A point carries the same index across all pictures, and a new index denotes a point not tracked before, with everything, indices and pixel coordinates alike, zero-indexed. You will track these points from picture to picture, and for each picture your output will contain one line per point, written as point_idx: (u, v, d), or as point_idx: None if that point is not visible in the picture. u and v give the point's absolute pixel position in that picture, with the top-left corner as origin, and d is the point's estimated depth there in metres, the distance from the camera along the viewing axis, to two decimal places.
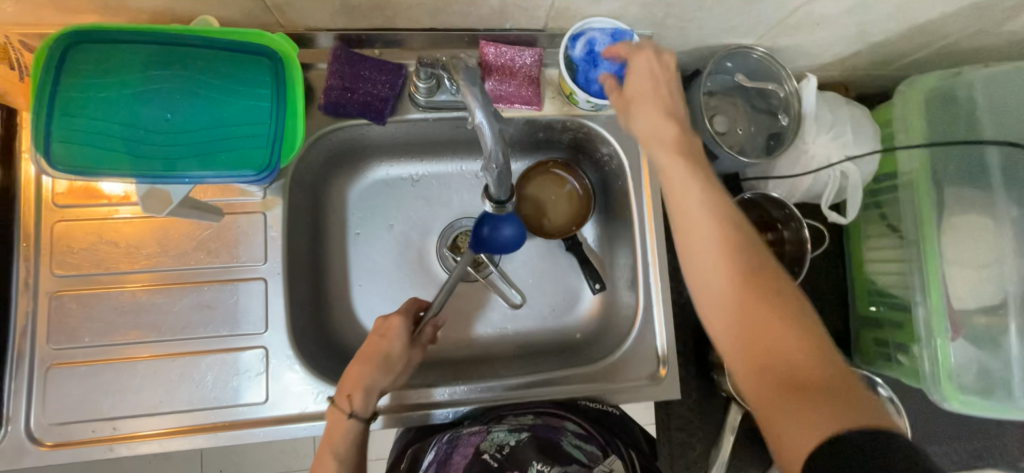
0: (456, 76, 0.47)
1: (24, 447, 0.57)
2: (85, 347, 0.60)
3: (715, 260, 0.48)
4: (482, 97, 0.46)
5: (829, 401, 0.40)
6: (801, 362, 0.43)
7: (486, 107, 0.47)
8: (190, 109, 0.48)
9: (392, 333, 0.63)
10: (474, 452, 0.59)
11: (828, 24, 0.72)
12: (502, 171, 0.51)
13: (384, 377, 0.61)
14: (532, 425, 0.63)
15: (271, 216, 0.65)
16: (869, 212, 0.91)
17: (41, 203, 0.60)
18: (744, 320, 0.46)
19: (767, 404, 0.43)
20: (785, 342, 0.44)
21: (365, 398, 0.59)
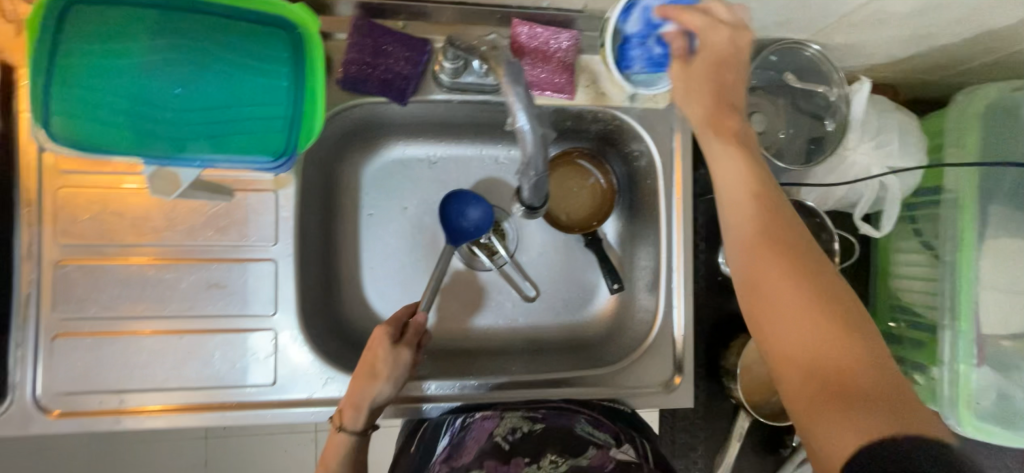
0: (500, 72, 0.50)
1: (31, 414, 0.57)
2: (92, 318, 0.59)
3: (771, 266, 0.47)
4: (525, 99, 0.50)
5: (889, 408, 0.39)
6: (858, 370, 0.42)
7: (526, 103, 0.51)
8: (200, 84, 0.47)
9: (376, 343, 0.61)
10: (487, 438, 0.61)
11: (892, 23, 0.67)
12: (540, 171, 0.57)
13: (371, 387, 0.59)
14: (544, 416, 0.65)
15: (283, 196, 0.62)
16: (903, 226, 0.87)
17: (44, 166, 0.57)
18: (802, 321, 0.44)
19: (813, 411, 0.43)
20: (842, 348, 0.43)
21: (358, 412, 0.59)
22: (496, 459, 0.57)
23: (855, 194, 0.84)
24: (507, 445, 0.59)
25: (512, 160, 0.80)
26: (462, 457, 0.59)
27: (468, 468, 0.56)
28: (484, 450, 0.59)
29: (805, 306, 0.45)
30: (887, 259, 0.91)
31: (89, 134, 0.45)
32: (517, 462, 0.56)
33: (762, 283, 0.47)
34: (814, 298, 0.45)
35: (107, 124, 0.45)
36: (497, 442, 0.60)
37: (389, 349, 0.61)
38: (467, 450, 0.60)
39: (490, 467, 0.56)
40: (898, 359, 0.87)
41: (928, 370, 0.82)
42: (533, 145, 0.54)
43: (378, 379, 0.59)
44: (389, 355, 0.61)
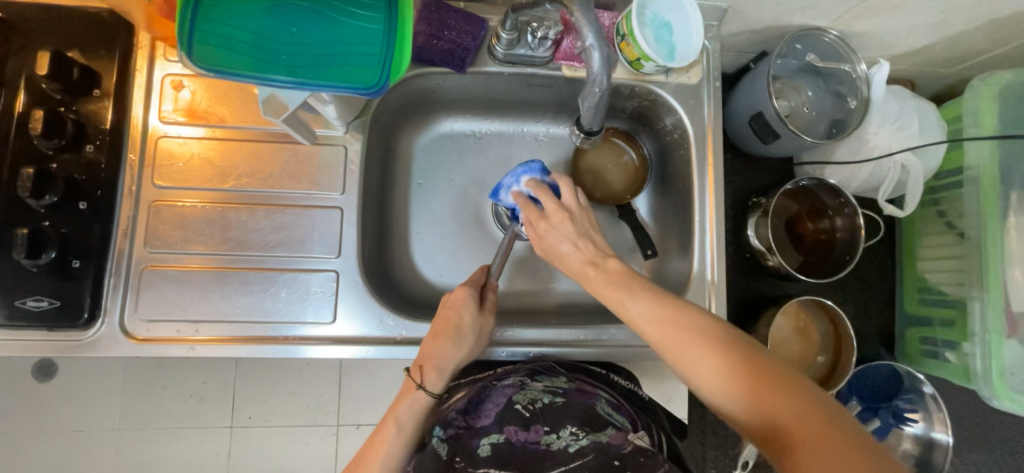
0: (572, 4, 0.56)
1: (119, 337, 0.63)
2: (176, 253, 0.65)
3: (680, 337, 0.54)
4: (595, 25, 0.56)
5: (825, 447, 0.43)
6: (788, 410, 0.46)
7: (596, 32, 0.57)
8: (312, 25, 0.49)
9: (461, 305, 0.66)
10: (507, 403, 0.63)
11: (908, 8, 0.72)
12: (604, 94, 0.60)
13: (459, 350, 0.65)
14: (566, 390, 0.65)
15: (351, 151, 0.69)
16: (927, 210, 0.90)
17: (149, 118, 0.66)
18: (724, 375, 0.50)
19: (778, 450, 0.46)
20: (764, 390, 0.48)
21: (439, 372, 0.64)
22: (518, 425, 0.59)
23: (879, 177, 0.87)
24: (527, 412, 0.61)
25: (551, 137, 0.86)
26: (480, 418, 0.62)
27: (488, 432, 0.59)
28: (503, 415, 0.61)
29: (715, 362, 0.51)
30: (913, 244, 0.92)
31: (212, 58, 0.46)
32: (537, 431, 0.58)
33: (680, 355, 0.54)
34: (722, 353, 0.51)
35: (230, 51, 0.47)
36: (517, 408, 0.62)
37: (475, 314, 0.67)
38: (485, 413, 0.62)
39: (510, 432, 0.58)
40: (928, 339, 0.89)
41: (960, 347, 0.84)
42: (601, 64, 0.58)
43: (465, 344, 0.65)
44: (475, 319, 0.66)
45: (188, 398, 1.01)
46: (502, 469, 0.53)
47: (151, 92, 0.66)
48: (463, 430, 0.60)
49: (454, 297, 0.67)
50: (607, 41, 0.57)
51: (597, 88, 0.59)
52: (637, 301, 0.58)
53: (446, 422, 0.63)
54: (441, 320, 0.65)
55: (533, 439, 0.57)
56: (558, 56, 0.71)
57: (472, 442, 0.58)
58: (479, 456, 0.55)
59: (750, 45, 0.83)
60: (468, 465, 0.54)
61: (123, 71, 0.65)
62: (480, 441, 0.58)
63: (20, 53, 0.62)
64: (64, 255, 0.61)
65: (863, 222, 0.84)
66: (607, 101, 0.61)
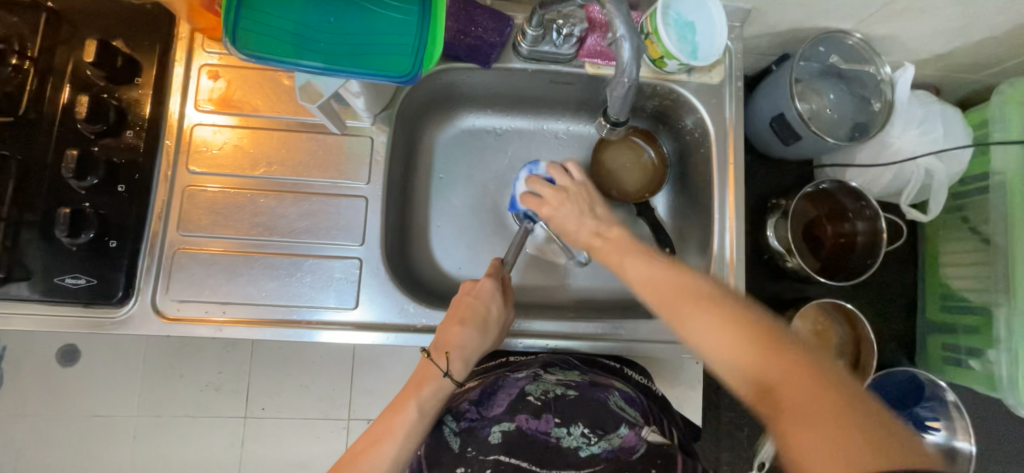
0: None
1: (150, 316, 0.65)
2: (207, 236, 0.67)
3: (685, 303, 0.51)
4: (626, 17, 0.55)
5: (820, 427, 0.39)
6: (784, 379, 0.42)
7: (627, 24, 0.55)
8: (349, 15, 0.51)
9: (483, 292, 0.68)
10: (519, 393, 0.63)
11: (934, 12, 0.72)
12: (631, 86, 0.59)
13: (484, 340, 0.66)
14: (578, 383, 0.66)
15: (377, 142, 0.71)
16: (950, 215, 0.89)
17: (185, 106, 0.68)
18: (723, 339, 0.47)
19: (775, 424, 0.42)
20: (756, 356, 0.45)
21: (464, 362, 0.65)
22: (529, 414, 0.61)
23: (901, 181, 0.87)
24: (538, 402, 0.62)
25: (571, 135, 0.87)
26: (492, 407, 0.63)
27: (499, 420, 0.61)
28: (516, 404, 0.62)
29: (717, 327, 0.48)
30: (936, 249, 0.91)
31: (254, 46, 0.48)
32: (548, 421, 0.60)
33: (680, 321, 0.51)
34: (721, 317, 0.48)
35: (271, 40, 0.49)
36: (529, 399, 0.62)
37: (500, 306, 0.68)
38: (497, 403, 0.63)
39: (522, 421, 0.60)
40: (951, 346, 0.88)
41: (983, 354, 0.82)
42: (630, 55, 0.56)
43: (489, 334, 0.67)
44: (501, 311, 0.68)
45: (206, 386, 1.03)
46: (512, 457, 0.57)
47: (188, 83, 0.69)
48: (475, 421, 0.62)
49: (479, 287, 0.68)
50: (638, 32, 0.56)
51: (625, 80, 0.59)
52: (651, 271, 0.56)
53: (458, 412, 0.64)
54: (464, 307, 0.66)
55: (544, 429, 0.59)
56: (581, 53, 0.72)
57: (483, 431, 0.60)
58: (489, 443, 0.59)
59: (772, 47, 0.84)
60: (479, 453, 0.58)
61: (164, 60, 0.68)
62: (491, 428, 0.60)
63: (67, 43, 0.65)
64: (102, 235, 0.63)
65: (885, 225, 0.83)
66: (634, 96, 0.61)
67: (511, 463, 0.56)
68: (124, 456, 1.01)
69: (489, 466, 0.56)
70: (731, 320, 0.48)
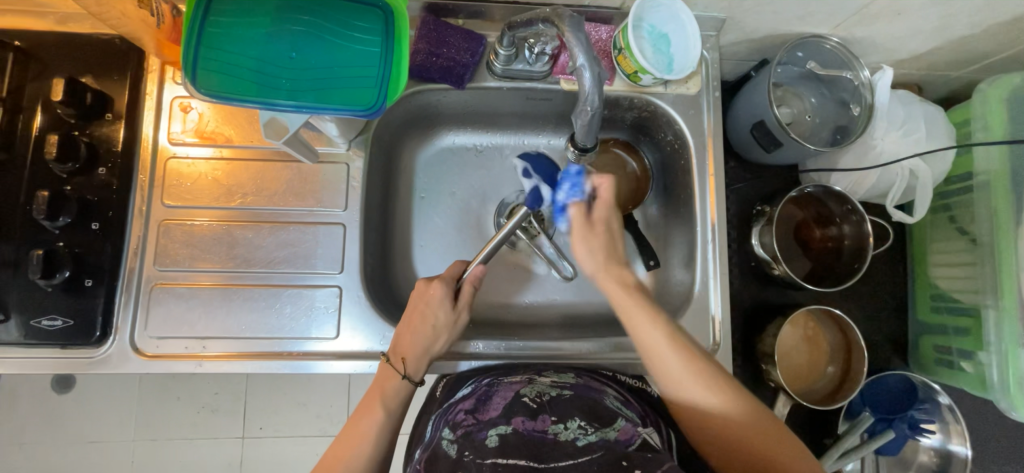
0: (562, 24, 0.56)
1: (128, 354, 0.64)
2: (184, 271, 0.66)
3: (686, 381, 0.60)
4: (586, 43, 0.55)
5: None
6: (767, 445, 0.56)
7: (587, 50, 0.56)
8: (311, 49, 0.51)
9: (434, 300, 0.66)
10: (514, 396, 0.62)
11: (909, 14, 0.72)
12: (596, 115, 0.58)
13: (439, 343, 0.66)
14: (573, 385, 0.66)
15: (353, 168, 0.71)
16: (937, 216, 0.88)
17: (157, 139, 0.68)
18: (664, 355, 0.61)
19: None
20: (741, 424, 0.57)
21: (422, 362, 0.65)
22: (525, 416, 0.58)
23: (886, 183, 0.86)
24: (534, 403, 0.61)
25: (553, 148, 0.87)
26: (488, 412, 0.60)
27: (495, 423, 0.58)
28: (511, 407, 0.60)
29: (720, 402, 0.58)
30: (922, 248, 0.91)
31: (217, 86, 0.48)
32: (544, 420, 0.58)
33: (688, 398, 0.60)
34: (718, 396, 0.59)
35: (235, 79, 0.49)
36: (524, 401, 0.61)
37: (450, 311, 0.67)
38: (493, 407, 0.61)
39: (518, 422, 0.57)
40: (942, 347, 0.87)
41: (975, 355, 0.82)
42: (591, 83, 0.56)
43: (443, 338, 0.67)
44: (450, 315, 0.67)
45: (202, 408, 1.02)
46: (508, 458, 0.52)
47: (158, 117, 0.68)
48: (471, 426, 0.58)
49: (432, 292, 0.67)
50: (598, 59, 0.56)
51: (589, 108, 0.58)
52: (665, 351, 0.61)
53: (455, 422, 0.60)
54: (417, 313, 0.66)
55: (540, 428, 0.56)
56: (556, 70, 0.72)
57: (479, 434, 0.56)
58: (487, 446, 0.54)
59: (750, 53, 0.83)
60: (476, 455, 0.53)
61: (135, 94, 0.67)
62: (487, 432, 0.56)
63: (37, 81, 0.64)
64: (77, 274, 0.63)
65: (870, 229, 0.83)
66: (599, 125, 0.60)
67: (510, 463, 0.51)
68: None
69: (486, 467, 0.51)
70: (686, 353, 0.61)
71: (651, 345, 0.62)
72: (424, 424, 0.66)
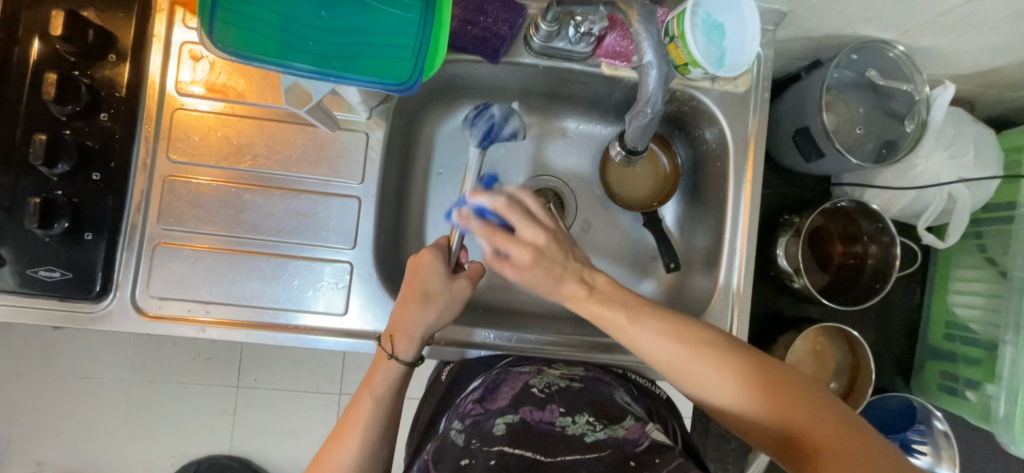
0: (632, 12, 0.53)
1: (129, 313, 0.62)
2: (189, 232, 0.63)
3: (697, 368, 0.50)
4: (654, 38, 0.53)
5: (846, 459, 0.42)
6: (793, 417, 0.45)
7: (655, 43, 0.53)
8: (344, 12, 0.47)
9: (426, 268, 0.60)
10: (523, 386, 0.60)
11: (986, 28, 0.66)
12: (655, 116, 0.57)
13: (433, 312, 0.60)
14: (582, 378, 0.64)
15: (373, 138, 0.66)
16: (967, 242, 0.86)
17: (165, 89, 0.63)
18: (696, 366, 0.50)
19: (789, 453, 0.46)
20: (761, 400, 0.47)
21: (416, 340, 0.60)
22: (533, 406, 0.56)
23: (922, 203, 0.82)
24: (542, 394, 0.59)
25: (580, 134, 0.82)
26: (496, 400, 0.58)
27: (503, 412, 0.56)
28: (519, 397, 0.58)
29: (739, 384, 0.48)
30: (946, 274, 0.89)
31: (235, 42, 0.44)
32: (552, 411, 0.56)
33: (692, 378, 0.50)
34: (726, 368, 0.49)
35: (256, 36, 0.45)
36: (532, 391, 0.59)
37: (445, 277, 0.60)
38: (502, 395, 0.59)
39: (526, 412, 0.55)
40: (950, 374, 0.87)
41: (982, 387, 0.81)
42: (656, 83, 0.55)
43: (436, 307, 0.60)
44: (444, 279, 0.60)
45: (198, 354, 1.00)
46: (516, 447, 0.50)
47: (164, 64, 0.63)
48: (479, 415, 0.56)
49: (422, 260, 0.60)
50: (667, 57, 0.54)
51: (649, 110, 0.57)
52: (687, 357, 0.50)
53: (463, 412, 0.58)
54: (408, 284, 0.60)
55: (548, 419, 0.54)
56: (598, 52, 0.67)
57: (487, 422, 0.54)
58: (494, 434, 0.52)
59: (804, 52, 0.77)
60: (484, 443, 0.51)
61: (140, 35, 0.62)
62: (495, 420, 0.54)
63: (32, 10, 0.59)
64: (77, 226, 0.59)
65: (898, 254, 0.79)
66: (655, 127, 0.59)
67: (516, 453, 0.49)
68: (116, 416, 0.99)
69: (493, 455, 0.49)
70: (724, 356, 0.50)
71: (637, 334, 0.53)
72: (433, 414, 0.65)
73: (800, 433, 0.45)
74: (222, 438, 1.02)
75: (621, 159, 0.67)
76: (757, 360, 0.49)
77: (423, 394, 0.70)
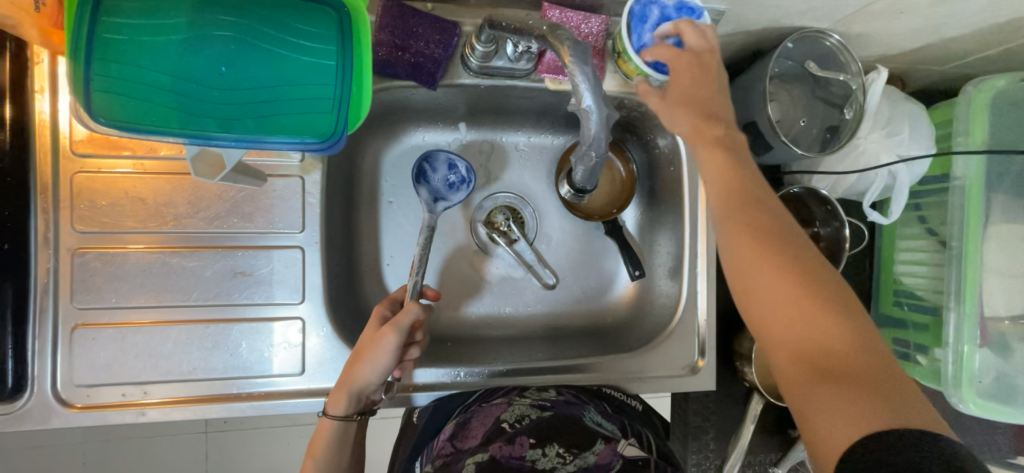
0: (565, 55, 0.47)
1: (53, 407, 0.55)
2: (112, 308, 0.57)
3: (753, 250, 0.44)
4: (592, 81, 0.48)
5: (886, 404, 0.37)
6: (839, 342, 0.40)
7: (594, 88, 0.48)
8: (244, 62, 0.44)
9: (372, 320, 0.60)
10: (493, 422, 0.58)
11: (912, 13, 0.68)
12: (599, 158, 0.54)
13: (362, 366, 0.57)
14: (554, 402, 0.62)
15: (309, 181, 0.61)
16: (908, 214, 0.90)
17: (60, 151, 0.55)
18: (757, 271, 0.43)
19: (801, 379, 0.41)
20: (817, 312, 0.41)
21: (349, 396, 0.58)
22: (503, 441, 0.54)
23: (865, 183, 0.85)
24: (512, 428, 0.56)
25: (533, 147, 0.79)
26: (468, 439, 0.56)
27: (474, 451, 0.53)
28: (491, 433, 0.56)
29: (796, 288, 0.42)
30: (890, 246, 0.93)
31: (134, 114, 0.42)
32: (522, 444, 0.54)
33: (746, 262, 0.44)
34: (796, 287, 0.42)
35: (152, 104, 0.43)
36: (502, 427, 0.57)
37: (375, 330, 0.59)
38: (473, 434, 0.56)
39: (495, 449, 0.53)
40: (902, 340, 0.91)
41: (931, 351, 0.85)
42: (597, 127, 0.50)
43: (364, 361, 0.57)
44: (370, 332, 0.59)
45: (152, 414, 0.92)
46: None
47: (56, 116, 0.55)
48: (451, 455, 0.54)
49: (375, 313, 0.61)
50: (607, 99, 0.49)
51: (594, 152, 0.54)
52: (751, 248, 0.44)
53: (435, 455, 0.56)
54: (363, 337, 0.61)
55: (518, 454, 0.52)
56: (541, 69, 0.64)
57: (457, 464, 0.52)
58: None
59: (745, 45, 0.77)
60: None
61: (18, 94, 0.53)
62: (465, 461, 0.52)
63: None
64: None
65: (848, 235, 0.83)
66: (598, 166, 0.56)
67: None
68: None
69: None
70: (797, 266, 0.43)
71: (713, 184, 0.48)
72: (404, 458, 0.63)
73: (848, 372, 0.39)
74: None
75: (571, 196, 0.71)
76: (827, 287, 0.42)
77: (397, 440, 0.68)
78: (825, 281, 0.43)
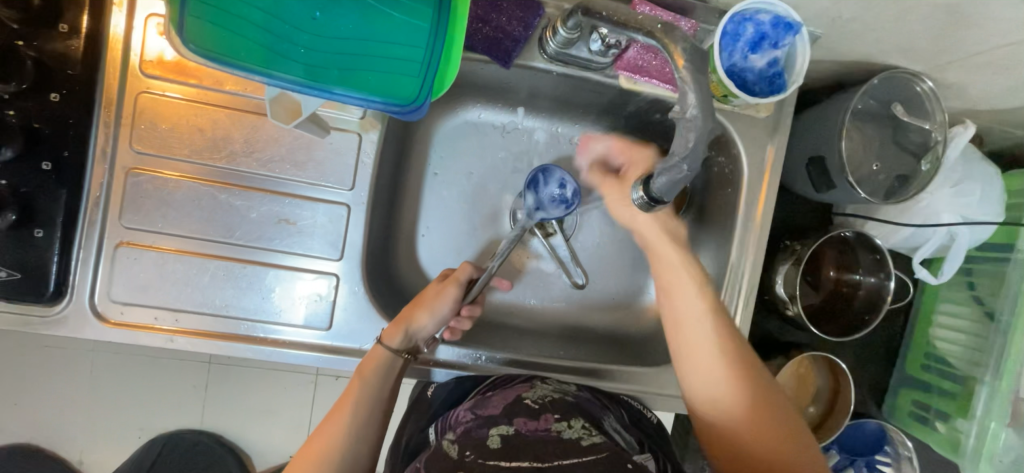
0: (672, 49, 0.39)
1: (87, 318, 0.56)
2: (157, 232, 0.57)
3: (701, 346, 0.54)
4: (701, 84, 0.39)
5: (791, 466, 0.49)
6: (762, 428, 0.51)
7: (701, 90, 0.39)
8: (340, 14, 0.44)
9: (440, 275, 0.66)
10: (514, 397, 0.58)
11: (1017, 72, 0.63)
12: (687, 177, 0.42)
13: (422, 312, 0.60)
14: (576, 394, 0.62)
15: (367, 140, 0.60)
16: (958, 278, 0.86)
17: (128, 68, 0.55)
18: (706, 365, 0.54)
19: (714, 435, 0.54)
20: (747, 406, 0.52)
21: (405, 333, 0.59)
22: (527, 417, 0.54)
23: (920, 239, 0.82)
24: (535, 404, 0.56)
25: None
26: (488, 408, 0.57)
27: (496, 422, 0.53)
28: (512, 408, 0.56)
29: (738, 388, 0.53)
30: (930, 307, 0.92)
31: (225, 46, 0.42)
32: (547, 420, 0.54)
33: (695, 364, 0.54)
34: (731, 379, 0.53)
35: (243, 40, 0.42)
36: (525, 402, 0.57)
37: (439, 283, 0.63)
38: (494, 404, 0.57)
39: (520, 423, 0.53)
40: (921, 403, 0.90)
41: (952, 421, 0.82)
42: (697, 136, 0.40)
43: (424, 309, 0.60)
44: (436, 284, 0.63)
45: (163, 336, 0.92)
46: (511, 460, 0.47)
47: (129, 33, 0.55)
48: (470, 422, 0.55)
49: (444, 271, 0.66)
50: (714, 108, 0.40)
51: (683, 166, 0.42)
52: (703, 341, 0.54)
53: (454, 425, 0.56)
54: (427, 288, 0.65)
55: (543, 428, 0.52)
56: (619, 64, 0.61)
57: (480, 432, 0.52)
58: (489, 446, 0.49)
59: (828, 75, 0.73)
60: (477, 455, 0.48)
61: (98, 2, 0.53)
62: (488, 431, 0.52)
63: None
64: (27, 220, 0.53)
65: (892, 289, 0.80)
66: (680, 186, 0.44)
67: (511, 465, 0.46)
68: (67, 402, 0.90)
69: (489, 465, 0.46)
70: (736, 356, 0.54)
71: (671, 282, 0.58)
72: (410, 428, 0.64)
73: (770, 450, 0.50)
74: (193, 413, 0.94)
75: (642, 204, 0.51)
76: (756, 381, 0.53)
77: (403, 417, 0.67)
78: (751, 368, 0.54)
